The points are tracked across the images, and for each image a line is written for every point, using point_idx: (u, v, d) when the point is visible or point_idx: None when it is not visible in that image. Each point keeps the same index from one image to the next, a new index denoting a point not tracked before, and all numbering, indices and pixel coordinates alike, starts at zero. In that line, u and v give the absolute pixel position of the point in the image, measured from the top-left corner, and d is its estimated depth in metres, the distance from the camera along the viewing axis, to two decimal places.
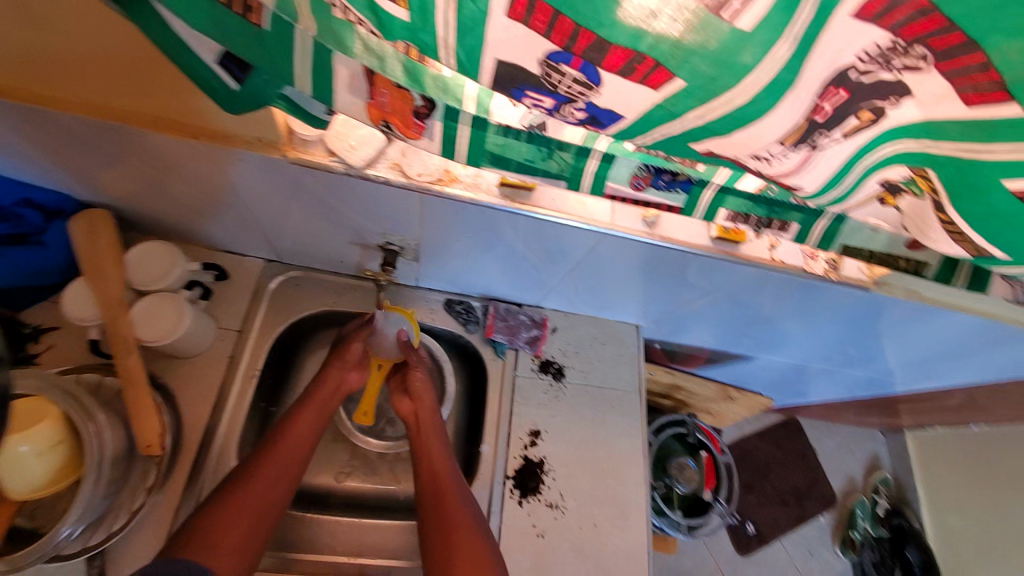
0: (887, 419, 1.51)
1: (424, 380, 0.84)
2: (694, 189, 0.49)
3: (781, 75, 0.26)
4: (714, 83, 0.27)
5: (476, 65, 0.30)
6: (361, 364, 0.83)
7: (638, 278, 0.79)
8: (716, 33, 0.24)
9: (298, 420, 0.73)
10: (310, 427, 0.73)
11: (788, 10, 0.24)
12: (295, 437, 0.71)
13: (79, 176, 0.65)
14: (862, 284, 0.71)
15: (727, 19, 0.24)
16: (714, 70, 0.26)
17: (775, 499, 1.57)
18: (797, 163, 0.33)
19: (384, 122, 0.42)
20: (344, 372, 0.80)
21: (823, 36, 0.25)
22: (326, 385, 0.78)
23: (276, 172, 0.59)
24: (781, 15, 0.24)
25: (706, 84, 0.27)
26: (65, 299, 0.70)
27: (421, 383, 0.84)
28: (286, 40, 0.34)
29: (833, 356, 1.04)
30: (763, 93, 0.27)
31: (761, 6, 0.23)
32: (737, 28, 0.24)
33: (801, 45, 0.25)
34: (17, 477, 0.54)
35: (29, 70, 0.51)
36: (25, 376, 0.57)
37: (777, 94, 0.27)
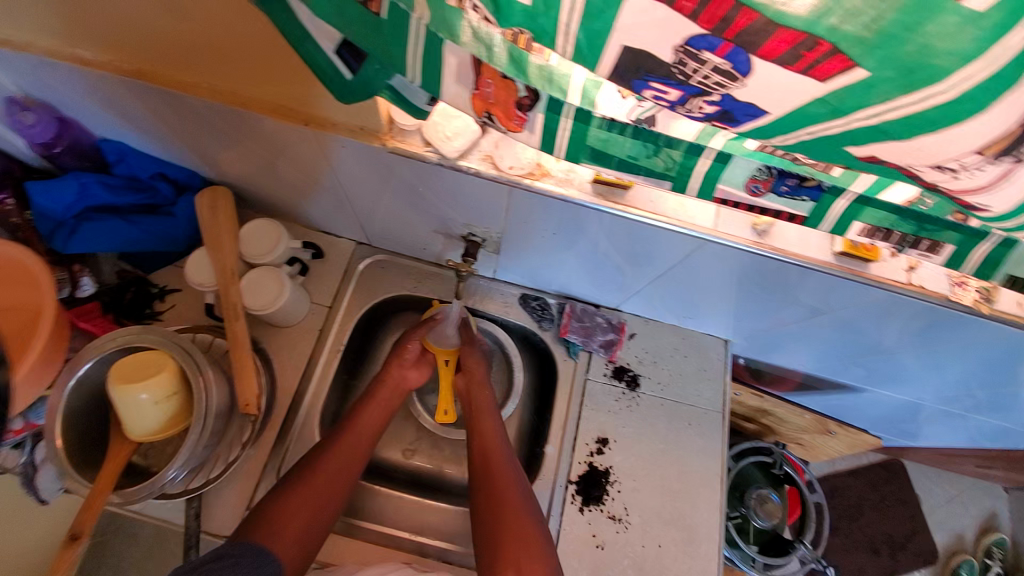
0: (1017, 475, 1.28)
1: (478, 358, 0.84)
2: (824, 197, 0.43)
3: (1010, 67, 0.21)
4: (911, 75, 0.22)
5: (596, 54, 0.27)
6: (418, 363, 0.84)
7: (734, 290, 0.72)
8: None
9: (359, 419, 0.76)
10: (369, 431, 0.76)
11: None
12: (354, 439, 0.74)
13: (206, 156, 0.72)
14: (1021, 322, 0.59)
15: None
16: (918, 56, 0.22)
17: (862, 545, 1.40)
18: (990, 179, 0.27)
19: (486, 113, 0.41)
20: (403, 371, 0.82)
21: None
22: (385, 388, 0.81)
23: (373, 160, 0.61)
24: None
25: (904, 74, 0.22)
26: (189, 266, 0.77)
27: (475, 361, 0.83)
28: (399, 28, 0.34)
29: (959, 400, 0.89)
30: (978, 88, 0.22)
31: None
32: (964, 9, 0.20)
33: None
34: (138, 420, 0.62)
35: (173, 57, 0.56)
36: (151, 332, 0.65)
37: (998, 90, 0.22)
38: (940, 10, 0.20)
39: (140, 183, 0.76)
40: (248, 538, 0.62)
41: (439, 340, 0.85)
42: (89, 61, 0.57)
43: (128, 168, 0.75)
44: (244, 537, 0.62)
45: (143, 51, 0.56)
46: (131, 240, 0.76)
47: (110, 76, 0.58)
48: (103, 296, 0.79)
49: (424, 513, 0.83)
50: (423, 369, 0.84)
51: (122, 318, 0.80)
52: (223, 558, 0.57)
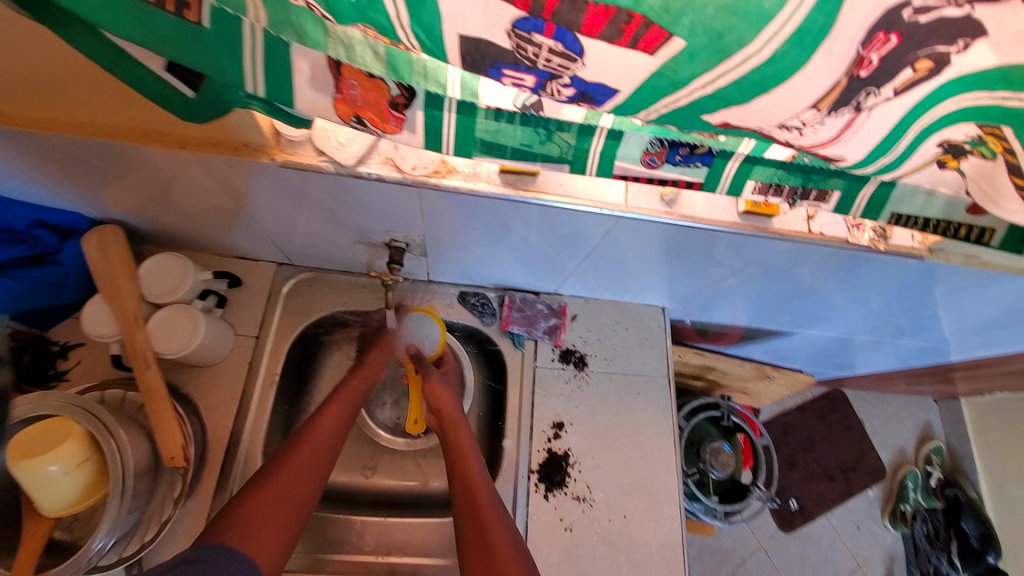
0: (941, 386, 1.40)
1: (444, 390, 0.80)
2: (716, 161, 0.44)
3: (815, 17, 0.22)
4: (724, 39, 0.23)
5: (440, 47, 0.26)
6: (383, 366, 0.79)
7: (659, 259, 0.73)
8: None
9: (330, 406, 0.71)
10: (344, 415, 0.71)
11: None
12: (326, 427, 0.68)
13: (82, 195, 0.65)
14: (917, 253, 0.64)
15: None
16: (721, 23, 0.22)
17: (819, 475, 1.51)
18: (836, 130, 0.28)
19: (356, 116, 0.39)
20: (375, 359, 0.79)
21: None
22: (358, 373, 0.77)
23: (272, 179, 0.57)
24: None
25: (713, 42, 0.23)
26: (83, 317, 0.70)
27: (441, 392, 0.80)
28: (230, 35, 0.31)
29: (880, 328, 0.96)
30: (788, 47, 0.23)
31: None
32: None
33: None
34: (49, 495, 0.56)
35: (9, 94, 0.49)
36: (51, 397, 0.59)
37: (806, 46, 0.23)
38: None
39: (18, 234, 0.68)
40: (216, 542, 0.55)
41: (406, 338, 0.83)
42: None
43: (0, 220, 0.66)
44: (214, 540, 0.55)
45: None
46: (21, 297, 0.69)
47: None
48: None
49: (390, 530, 0.81)
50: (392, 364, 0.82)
51: (25, 386, 0.73)
52: (196, 563, 0.51)
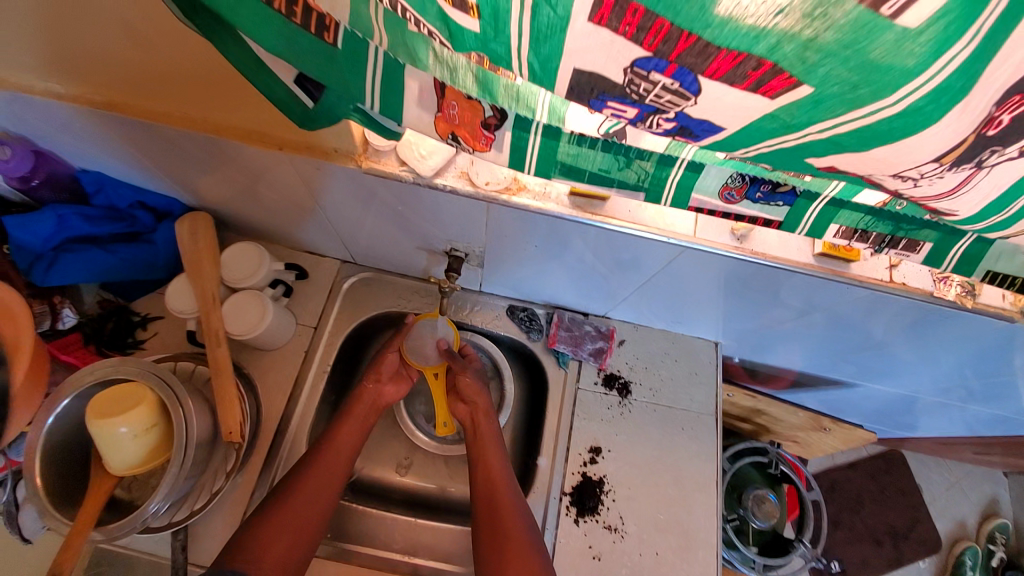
0: (1016, 461, 1.27)
1: (476, 384, 0.82)
2: (799, 201, 0.43)
3: (955, 78, 0.21)
4: (856, 91, 0.22)
5: (551, 75, 0.27)
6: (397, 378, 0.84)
7: (718, 293, 0.72)
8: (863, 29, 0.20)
9: (335, 438, 0.75)
10: (345, 449, 0.74)
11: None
12: (328, 460, 0.72)
13: (182, 182, 0.72)
14: (1005, 313, 0.59)
15: (880, 13, 0.19)
16: (856, 75, 0.21)
17: (865, 537, 1.39)
18: (951, 185, 0.27)
19: (452, 135, 0.41)
20: (380, 386, 0.82)
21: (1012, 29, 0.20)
22: (362, 402, 0.79)
23: (352, 182, 0.61)
24: (961, 6, 0.19)
25: (844, 92, 0.22)
26: (168, 294, 0.76)
27: (471, 387, 0.82)
28: (356, 56, 0.34)
29: (952, 390, 0.89)
30: (921, 103, 0.22)
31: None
32: (898, 27, 0.20)
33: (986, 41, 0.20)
34: (116, 454, 0.60)
35: (139, 87, 0.55)
36: (128, 363, 0.63)
37: (942, 104, 0.22)
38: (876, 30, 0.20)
39: (119, 212, 0.75)
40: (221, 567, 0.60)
41: (418, 356, 0.86)
42: (51, 92, 0.56)
43: (106, 198, 0.74)
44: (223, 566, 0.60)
45: (111, 83, 0.55)
46: (110, 269, 0.75)
47: (78, 108, 0.57)
48: (85, 327, 0.77)
49: (419, 531, 0.82)
50: (400, 386, 0.84)
51: (104, 349, 0.79)
52: None
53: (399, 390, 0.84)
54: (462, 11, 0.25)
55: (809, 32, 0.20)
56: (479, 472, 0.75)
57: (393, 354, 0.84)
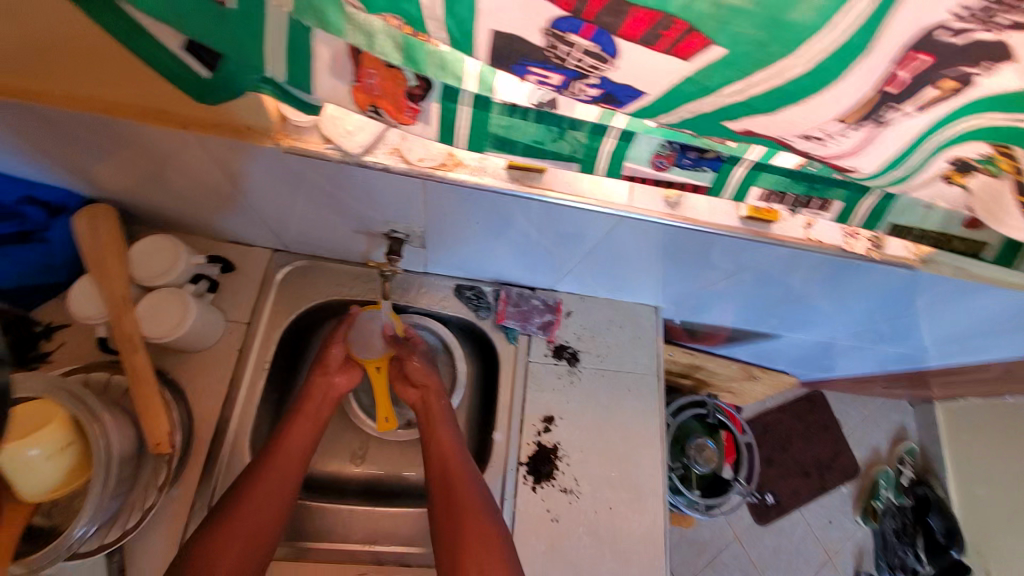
0: (916, 391, 1.45)
1: (425, 366, 0.82)
2: (724, 166, 0.44)
3: (855, 35, 0.22)
4: (765, 48, 0.23)
5: (469, 38, 0.25)
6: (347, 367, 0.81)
7: (656, 260, 0.74)
8: None
9: (287, 433, 0.72)
10: (299, 449, 0.71)
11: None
12: (282, 460, 0.69)
13: (72, 171, 0.63)
14: (907, 262, 0.65)
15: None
16: (763, 33, 0.22)
17: (795, 471, 1.55)
18: (854, 143, 0.29)
19: (373, 107, 0.38)
20: (329, 377, 0.78)
21: None
22: (314, 395, 0.76)
23: (273, 163, 0.56)
24: None
25: (754, 51, 0.23)
26: (69, 298, 0.68)
27: (420, 369, 0.81)
28: (253, 20, 0.31)
29: (863, 333, 0.98)
30: (825, 61, 0.23)
31: None
32: None
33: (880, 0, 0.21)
34: (29, 479, 0.54)
35: (1, 62, 0.47)
36: (34, 378, 0.57)
37: (842, 61, 0.23)
38: None
39: (4, 209, 0.64)
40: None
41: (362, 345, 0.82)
42: None
43: None
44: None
45: None
46: None
47: None
48: None
49: (378, 519, 0.81)
50: (353, 374, 0.81)
51: None
52: None
53: (351, 380, 0.81)
54: None
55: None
56: (430, 445, 0.76)
57: (337, 349, 0.81)
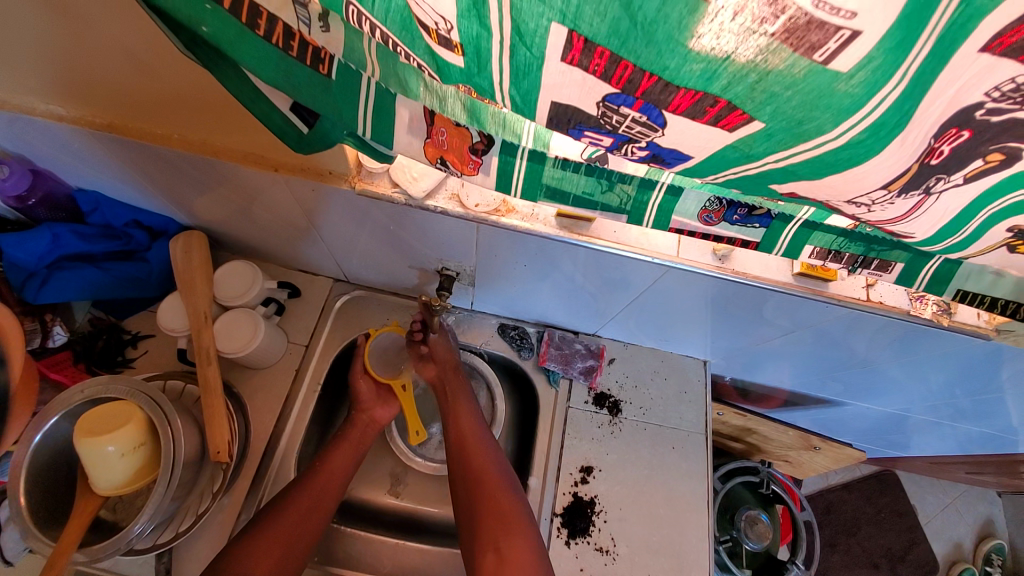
0: (1006, 480, 1.28)
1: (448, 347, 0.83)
2: (775, 223, 0.45)
3: (888, 115, 0.22)
4: (802, 126, 0.24)
5: (530, 105, 0.28)
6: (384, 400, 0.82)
7: (706, 313, 0.73)
8: (804, 73, 0.21)
9: (328, 461, 0.73)
10: (337, 475, 0.73)
11: (898, 49, 0.20)
12: (324, 479, 0.71)
13: (178, 202, 0.73)
14: (980, 330, 0.61)
15: (818, 60, 0.21)
16: (802, 112, 0.23)
17: (862, 561, 1.39)
18: (904, 211, 0.29)
19: (440, 159, 0.42)
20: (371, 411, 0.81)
21: (938, 73, 0.21)
22: (355, 428, 0.79)
23: (347, 203, 0.63)
24: (886, 55, 0.20)
25: (792, 127, 0.24)
26: (160, 311, 0.77)
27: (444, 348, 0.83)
28: (349, 86, 0.36)
29: (940, 407, 0.90)
30: (863, 137, 0.23)
31: (864, 45, 0.20)
32: (831, 70, 0.21)
33: (915, 83, 0.21)
34: (104, 474, 0.60)
35: (139, 112, 0.57)
36: (119, 382, 0.64)
37: (881, 137, 0.23)
38: (810, 79, 0.21)
39: (114, 231, 0.76)
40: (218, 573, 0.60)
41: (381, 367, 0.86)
42: (57, 117, 0.58)
43: (101, 217, 0.75)
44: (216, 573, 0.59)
45: (110, 107, 0.57)
46: (103, 287, 0.76)
47: (80, 130, 0.59)
48: (74, 344, 0.78)
49: (405, 553, 0.81)
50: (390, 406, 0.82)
51: (94, 368, 0.79)
52: None
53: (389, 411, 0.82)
54: (446, 49, 0.27)
55: (757, 73, 0.22)
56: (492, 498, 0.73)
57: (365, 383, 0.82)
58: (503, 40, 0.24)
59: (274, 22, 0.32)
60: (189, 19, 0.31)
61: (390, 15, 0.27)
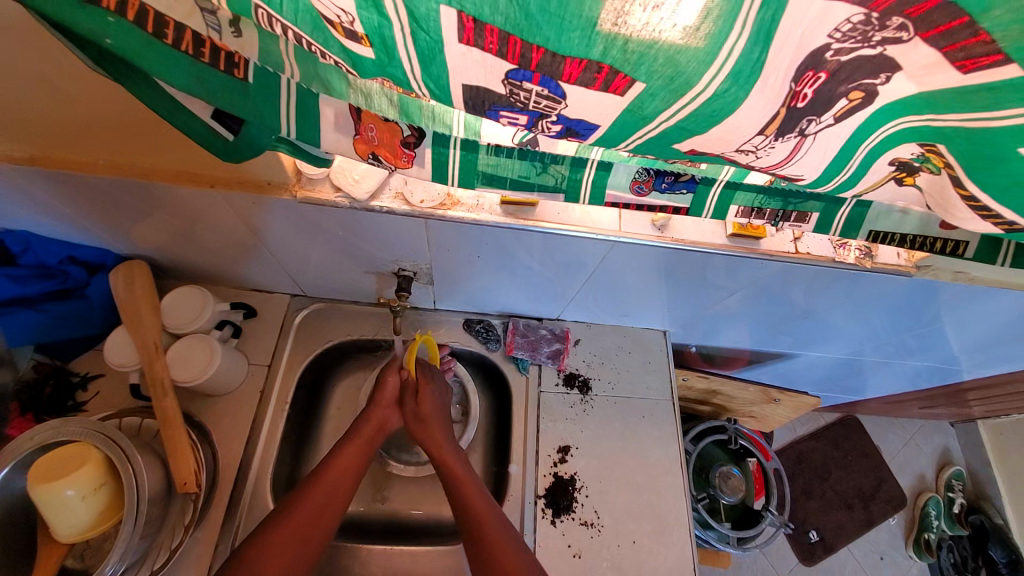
0: (956, 409, 1.39)
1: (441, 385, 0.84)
2: (700, 188, 0.48)
3: (744, 65, 0.25)
4: (674, 82, 0.26)
5: (447, 94, 0.30)
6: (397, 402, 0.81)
7: (659, 283, 0.77)
8: (663, 32, 0.24)
9: (337, 460, 0.72)
10: (349, 471, 0.71)
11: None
12: (332, 478, 0.69)
13: (114, 233, 0.70)
14: (903, 269, 0.67)
15: (668, 19, 0.24)
16: (671, 69, 0.26)
17: (837, 504, 1.47)
18: (786, 153, 0.32)
19: (372, 154, 0.43)
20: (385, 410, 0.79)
21: (780, 19, 0.23)
22: (369, 423, 0.77)
23: (295, 214, 0.62)
24: (724, 5, 0.23)
25: (668, 83, 0.26)
26: (106, 348, 0.74)
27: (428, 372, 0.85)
28: (270, 89, 0.37)
29: (885, 347, 0.97)
30: (727, 87, 0.26)
31: (698, 1, 0.23)
32: (679, 26, 0.24)
33: (759, 32, 0.24)
34: (65, 520, 0.58)
35: (60, 141, 0.55)
36: (73, 423, 0.61)
37: (742, 84, 0.26)
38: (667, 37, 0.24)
39: (49, 269, 0.72)
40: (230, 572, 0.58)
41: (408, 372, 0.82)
42: None
43: (34, 257, 0.71)
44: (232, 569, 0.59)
45: (27, 138, 0.54)
46: (44, 329, 0.72)
47: None
48: (20, 395, 0.72)
49: (394, 560, 0.80)
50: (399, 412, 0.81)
51: (44, 416, 0.74)
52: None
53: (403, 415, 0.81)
54: (354, 41, 0.28)
55: (623, 35, 0.24)
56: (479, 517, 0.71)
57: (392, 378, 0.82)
58: (403, 28, 0.26)
59: (182, 29, 0.32)
60: (93, 33, 0.31)
61: (301, 14, 0.28)
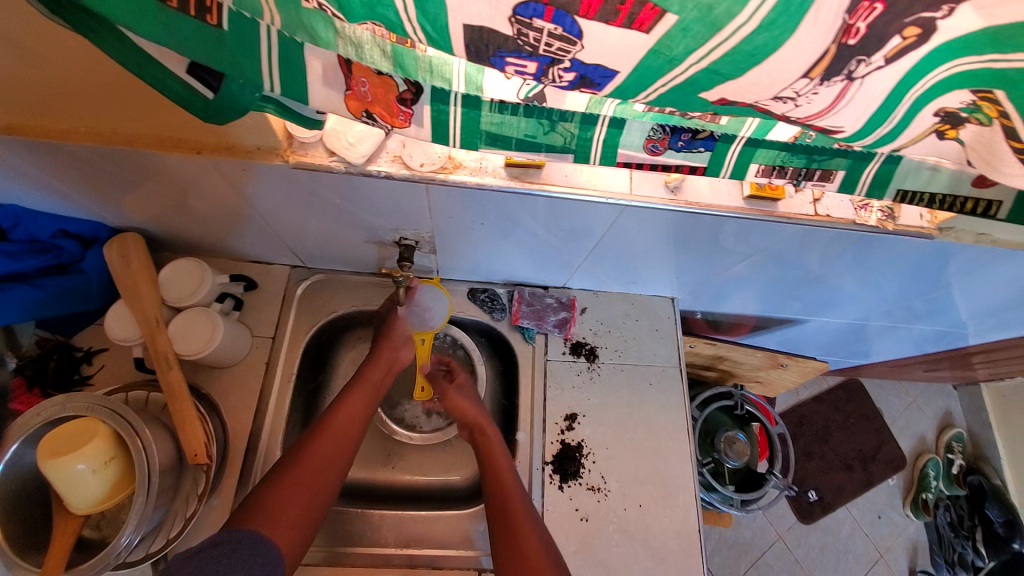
0: (960, 372, 1.39)
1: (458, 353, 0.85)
2: (718, 145, 0.45)
3: None
4: (714, 11, 0.24)
5: (445, 37, 0.27)
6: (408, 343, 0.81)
7: (668, 249, 0.74)
8: None
9: (346, 401, 0.73)
10: (362, 408, 0.73)
11: None
12: (343, 420, 0.71)
13: (104, 205, 0.68)
14: (924, 231, 0.64)
15: None
16: None
17: (837, 465, 1.49)
18: (829, 101, 0.28)
19: (366, 113, 0.40)
20: (397, 350, 0.79)
21: None
22: (380, 362, 0.78)
23: (287, 180, 0.59)
24: None
25: (705, 14, 0.24)
26: (107, 321, 0.73)
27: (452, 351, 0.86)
28: (246, 38, 0.33)
29: (896, 312, 0.95)
30: (774, 16, 0.23)
31: None
32: None
33: None
34: (78, 494, 0.58)
35: (34, 106, 0.51)
36: (76, 399, 0.60)
37: (793, 15, 0.23)
38: None
39: (43, 244, 0.70)
40: (244, 524, 0.59)
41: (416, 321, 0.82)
42: None
43: (26, 231, 0.69)
44: (239, 525, 0.59)
45: (0, 104, 0.51)
46: (43, 307, 0.70)
47: None
48: (26, 369, 0.74)
49: (408, 524, 0.81)
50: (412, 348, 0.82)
51: (50, 390, 0.74)
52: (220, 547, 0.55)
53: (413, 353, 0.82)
54: None
55: None
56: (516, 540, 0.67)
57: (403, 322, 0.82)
58: None
59: None
60: None
61: None
